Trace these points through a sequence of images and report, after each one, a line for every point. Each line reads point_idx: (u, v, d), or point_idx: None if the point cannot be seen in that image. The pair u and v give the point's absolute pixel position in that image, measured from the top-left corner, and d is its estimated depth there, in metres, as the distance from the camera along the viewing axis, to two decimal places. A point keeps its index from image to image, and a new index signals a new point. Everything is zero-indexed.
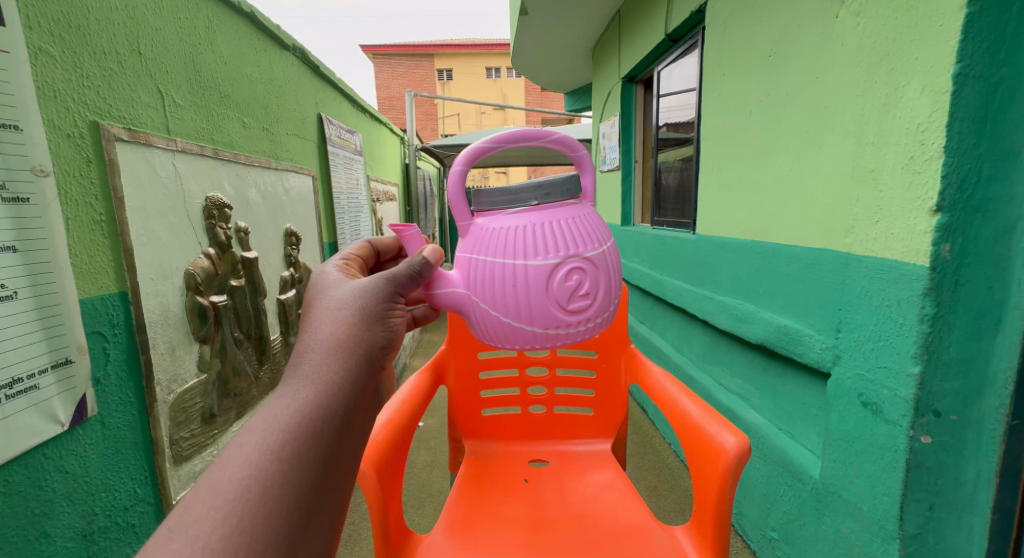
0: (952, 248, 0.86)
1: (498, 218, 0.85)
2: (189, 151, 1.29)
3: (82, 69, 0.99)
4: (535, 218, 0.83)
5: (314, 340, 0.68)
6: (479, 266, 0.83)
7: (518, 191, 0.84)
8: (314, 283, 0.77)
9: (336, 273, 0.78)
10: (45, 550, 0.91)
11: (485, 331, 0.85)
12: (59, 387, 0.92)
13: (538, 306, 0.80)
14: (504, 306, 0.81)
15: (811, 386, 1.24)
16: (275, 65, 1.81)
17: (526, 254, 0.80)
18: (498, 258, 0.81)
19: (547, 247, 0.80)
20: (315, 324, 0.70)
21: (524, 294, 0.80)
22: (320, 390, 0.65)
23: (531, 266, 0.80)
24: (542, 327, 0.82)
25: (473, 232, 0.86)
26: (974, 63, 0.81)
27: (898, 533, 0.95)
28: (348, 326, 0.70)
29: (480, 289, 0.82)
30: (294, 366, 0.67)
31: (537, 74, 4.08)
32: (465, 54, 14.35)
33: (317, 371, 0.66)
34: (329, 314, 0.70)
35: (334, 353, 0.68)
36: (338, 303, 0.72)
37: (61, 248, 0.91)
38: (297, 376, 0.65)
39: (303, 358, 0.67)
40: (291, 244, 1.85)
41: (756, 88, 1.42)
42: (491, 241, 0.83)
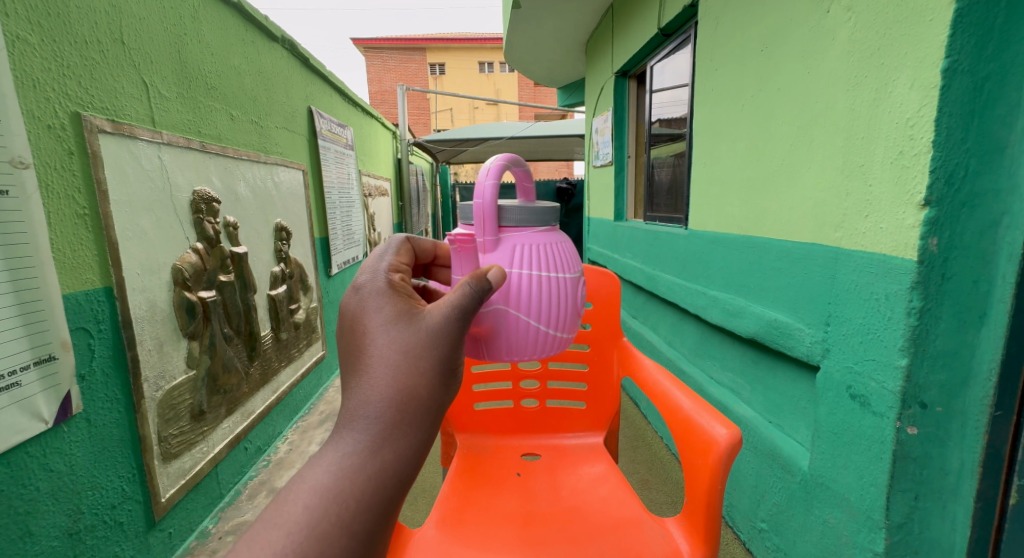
0: (939, 243, 0.87)
1: (532, 235, 0.80)
2: (175, 144, 1.27)
3: (63, 58, 0.97)
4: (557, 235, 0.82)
5: (384, 392, 0.63)
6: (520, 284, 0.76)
7: (545, 211, 0.82)
8: (372, 308, 0.68)
9: (395, 298, 0.69)
10: (30, 549, 0.90)
11: (516, 350, 0.79)
12: (42, 384, 0.90)
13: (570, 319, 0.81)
14: (546, 322, 0.78)
15: (800, 380, 1.25)
16: (263, 56, 1.79)
17: (562, 269, 0.79)
18: (546, 271, 0.78)
19: (572, 261, 0.82)
20: (384, 372, 0.64)
21: (565, 309, 0.79)
22: (392, 452, 0.62)
23: (571, 280, 0.80)
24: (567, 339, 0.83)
25: (504, 248, 0.78)
26: (962, 58, 0.81)
27: (884, 523, 0.97)
28: (421, 380, 0.65)
29: (527, 306, 0.77)
30: (362, 420, 0.62)
31: (530, 68, 4.06)
32: (457, 48, 14.26)
33: (390, 429, 0.62)
34: (399, 361, 0.65)
35: (406, 409, 0.64)
36: (410, 347, 0.66)
37: (43, 242, 0.90)
38: (364, 437, 0.61)
39: (372, 411, 0.63)
40: (282, 239, 1.83)
41: (747, 82, 1.42)
42: (535, 256, 0.78)
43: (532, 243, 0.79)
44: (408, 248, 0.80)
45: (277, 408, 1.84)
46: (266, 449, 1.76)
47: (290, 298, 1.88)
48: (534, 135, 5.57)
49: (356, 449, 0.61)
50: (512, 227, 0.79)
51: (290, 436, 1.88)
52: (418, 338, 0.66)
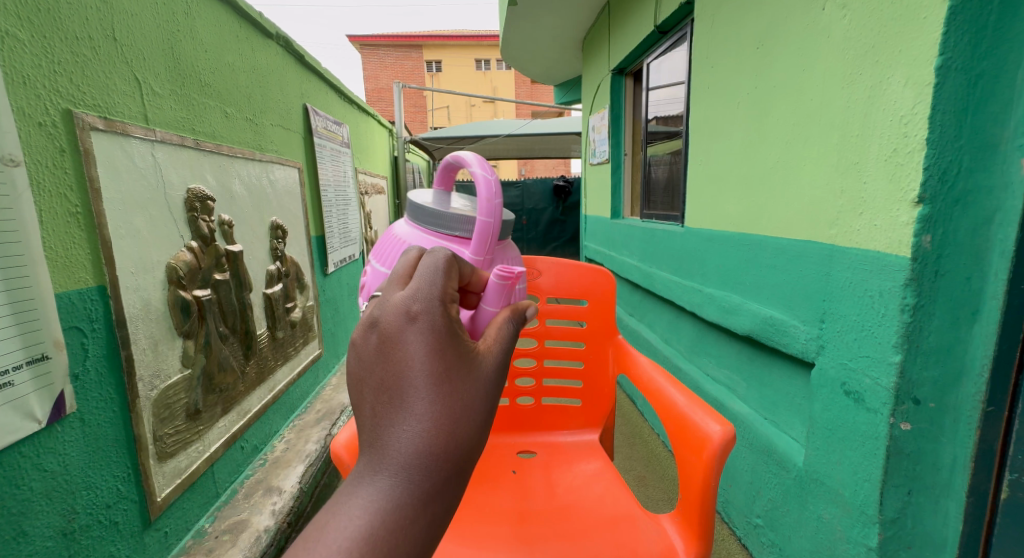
0: (932, 240, 0.87)
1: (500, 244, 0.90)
2: (169, 141, 1.26)
3: (53, 55, 0.96)
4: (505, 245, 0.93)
5: (440, 443, 0.58)
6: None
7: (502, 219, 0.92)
8: (427, 345, 0.60)
9: (454, 331, 0.62)
10: (24, 550, 0.90)
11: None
12: (35, 384, 0.89)
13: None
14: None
15: (796, 376, 1.26)
16: (258, 53, 1.78)
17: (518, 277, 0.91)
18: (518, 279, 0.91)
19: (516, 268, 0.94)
20: (441, 419, 0.58)
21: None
22: (444, 504, 0.57)
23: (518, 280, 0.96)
24: None
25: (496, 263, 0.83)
26: (956, 56, 0.81)
27: (878, 518, 0.97)
28: (478, 428, 0.60)
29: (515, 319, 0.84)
30: (417, 476, 0.56)
31: (527, 66, 4.07)
32: (454, 46, 14.23)
33: (443, 485, 0.57)
34: (460, 407, 0.59)
35: (461, 461, 0.59)
36: (469, 394, 0.60)
37: (34, 240, 0.89)
38: (417, 487, 0.56)
39: (427, 466, 0.57)
40: (278, 238, 1.83)
41: (743, 80, 1.42)
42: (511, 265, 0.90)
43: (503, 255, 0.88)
44: (455, 268, 0.66)
45: (273, 407, 1.83)
46: (263, 448, 1.75)
47: (286, 296, 1.88)
48: (531, 133, 5.57)
49: (409, 501, 0.55)
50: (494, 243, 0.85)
51: (286, 435, 1.88)
52: (474, 385, 0.61)
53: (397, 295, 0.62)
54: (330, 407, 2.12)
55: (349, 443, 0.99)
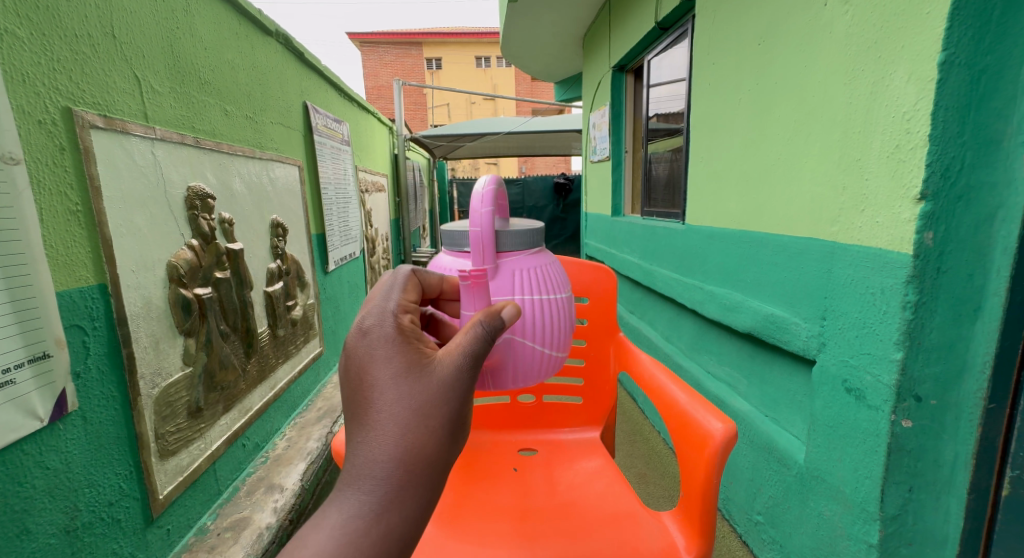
0: (934, 237, 0.87)
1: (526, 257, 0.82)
2: (169, 139, 1.26)
3: (52, 53, 0.96)
4: (546, 255, 0.85)
5: (393, 454, 0.63)
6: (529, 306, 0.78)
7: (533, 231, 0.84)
8: (381, 359, 0.66)
9: (405, 346, 0.67)
10: (27, 547, 0.90)
11: (527, 369, 0.80)
12: (37, 382, 0.89)
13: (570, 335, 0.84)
14: (556, 341, 0.81)
15: (797, 374, 1.26)
16: (258, 51, 1.77)
17: (559, 285, 0.82)
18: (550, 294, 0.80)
19: (564, 278, 0.85)
20: (394, 431, 0.63)
21: (566, 323, 0.82)
22: (400, 513, 0.61)
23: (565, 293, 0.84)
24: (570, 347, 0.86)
25: (506, 272, 0.79)
26: (959, 51, 0.81)
27: (879, 515, 0.97)
28: (432, 440, 0.64)
29: (536, 328, 0.78)
30: (373, 485, 0.61)
31: (528, 63, 4.06)
32: (454, 43, 14.19)
33: (397, 493, 0.62)
34: (409, 419, 0.64)
35: (416, 470, 0.63)
36: (421, 405, 0.65)
37: (35, 238, 0.89)
38: (372, 495, 0.61)
39: (381, 476, 0.62)
40: (278, 236, 1.83)
41: (744, 77, 1.42)
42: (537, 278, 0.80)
43: (529, 263, 0.81)
44: (413, 282, 0.75)
45: (274, 405, 1.83)
46: (264, 446, 1.76)
47: (287, 295, 1.88)
48: (531, 130, 5.55)
49: (363, 510, 0.60)
50: (507, 252, 0.80)
51: (288, 432, 1.88)
52: (426, 398, 0.65)
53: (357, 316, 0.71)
54: (332, 406, 2.12)
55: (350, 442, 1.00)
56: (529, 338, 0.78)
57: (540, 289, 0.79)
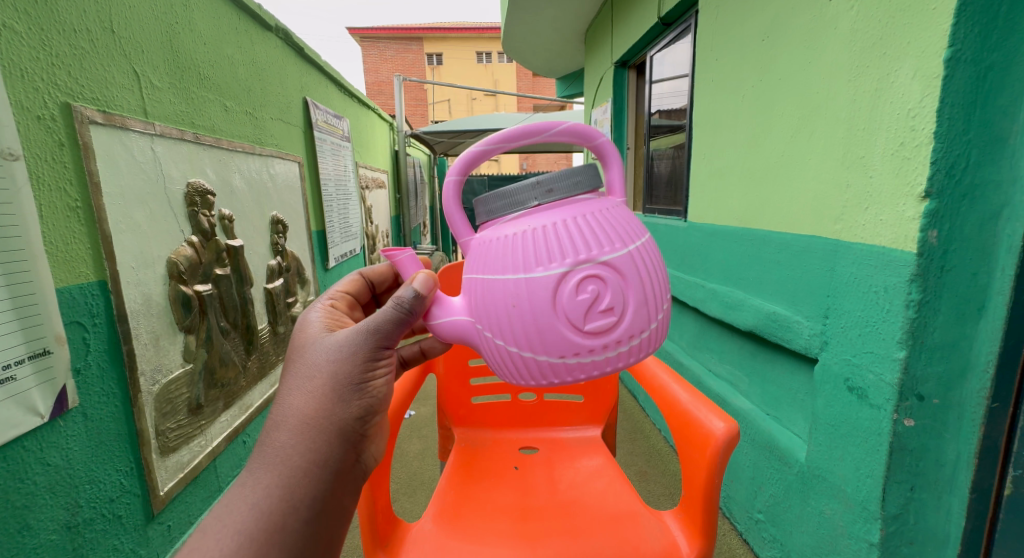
0: (939, 235, 0.86)
1: (497, 227, 0.73)
2: (169, 135, 1.25)
3: (51, 47, 0.95)
4: (538, 220, 0.70)
5: (280, 417, 0.67)
6: (481, 286, 0.72)
7: (516, 192, 0.73)
8: (291, 339, 0.74)
9: (313, 325, 0.75)
10: (29, 543, 0.90)
11: (500, 364, 0.72)
12: (37, 379, 0.89)
13: (554, 328, 0.68)
14: (523, 335, 0.69)
15: (798, 372, 1.26)
16: (257, 46, 1.76)
17: (532, 260, 0.68)
18: (500, 275, 0.69)
19: (552, 251, 0.67)
20: (284, 396, 0.69)
21: (537, 311, 0.68)
22: (284, 477, 0.65)
23: (535, 279, 0.68)
24: (557, 351, 0.68)
25: (474, 247, 0.75)
26: (965, 48, 0.80)
27: (880, 514, 0.97)
28: (320, 406, 0.68)
29: (480, 310, 0.72)
30: (260, 447, 0.66)
31: (529, 59, 4.04)
32: (454, 39, 14.12)
33: (281, 457, 0.66)
34: (299, 388, 0.69)
35: (301, 433, 0.67)
36: (311, 370, 0.69)
37: (35, 236, 0.89)
38: (262, 461, 0.65)
39: (267, 440, 0.66)
40: (278, 232, 1.82)
41: (748, 73, 1.40)
42: (491, 254, 0.71)
43: (498, 234, 0.72)
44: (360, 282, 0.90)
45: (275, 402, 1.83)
46: None
47: (287, 292, 1.88)
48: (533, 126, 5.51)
49: (251, 476, 0.65)
50: (483, 223, 0.76)
51: None
52: (316, 364, 0.70)
53: None
54: None
55: None
56: (486, 327, 0.71)
57: (498, 267, 0.70)
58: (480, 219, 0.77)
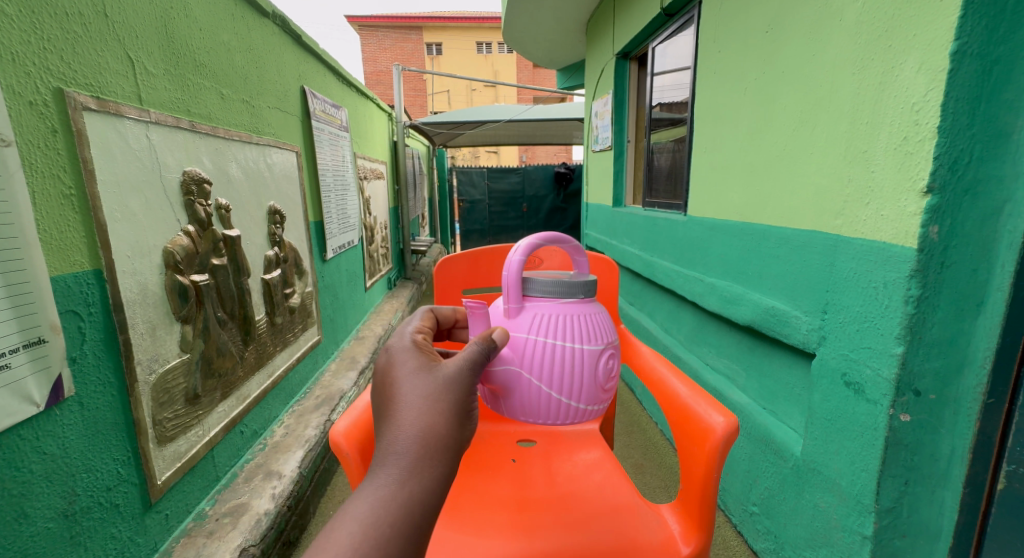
0: (939, 230, 0.86)
1: (553, 307, 0.88)
2: (164, 123, 1.24)
3: (42, 31, 0.93)
4: (582, 308, 0.89)
5: (413, 424, 0.62)
6: (540, 350, 0.87)
7: (572, 284, 0.89)
8: (403, 359, 0.70)
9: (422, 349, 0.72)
10: (26, 531, 0.90)
11: (533, 408, 0.91)
12: (33, 367, 0.89)
13: (588, 385, 0.90)
14: (565, 390, 0.89)
15: (795, 366, 1.26)
16: (253, 33, 1.73)
17: (581, 339, 0.87)
18: (562, 344, 0.86)
19: (596, 334, 0.88)
20: (414, 405, 0.64)
21: (577, 375, 0.89)
22: (423, 484, 0.58)
23: (587, 352, 0.88)
24: (584, 402, 0.92)
25: (528, 314, 0.89)
26: (972, 41, 0.79)
27: (874, 507, 0.98)
28: (450, 417, 0.64)
29: (539, 367, 0.88)
30: (391, 456, 0.59)
31: (530, 49, 4.00)
32: (455, 28, 13.98)
33: (420, 463, 0.60)
34: (431, 396, 0.65)
35: (436, 441, 0.62)
36: (440, 384, 0.66)
37: (29, 223, 0.87)
38: (399, 465, 0.58)
39: (404, 445, 0.60)
40: (275, 223, 1.81)
41: (752, 65, 1.39)
42: (553, 327, 0.87)
43: (555, 313, 0.88)
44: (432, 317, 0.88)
45: (273, 393, 1.83)
46: (263, 432, 1.76)
47: (285, 283, 1.87)
48: (532, 118, 5.47)
49: (391, 480, 0.57)
50: (534, 296, 0.89)
51: (286, 420, 1.88)
52: (438, 381, 0.66)
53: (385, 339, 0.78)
54: (330, 393, 2.12)
55: (352, 430, 0.82)
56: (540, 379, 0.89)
57: (554, 341, 0.86)
58: (531, 294, 0.89)
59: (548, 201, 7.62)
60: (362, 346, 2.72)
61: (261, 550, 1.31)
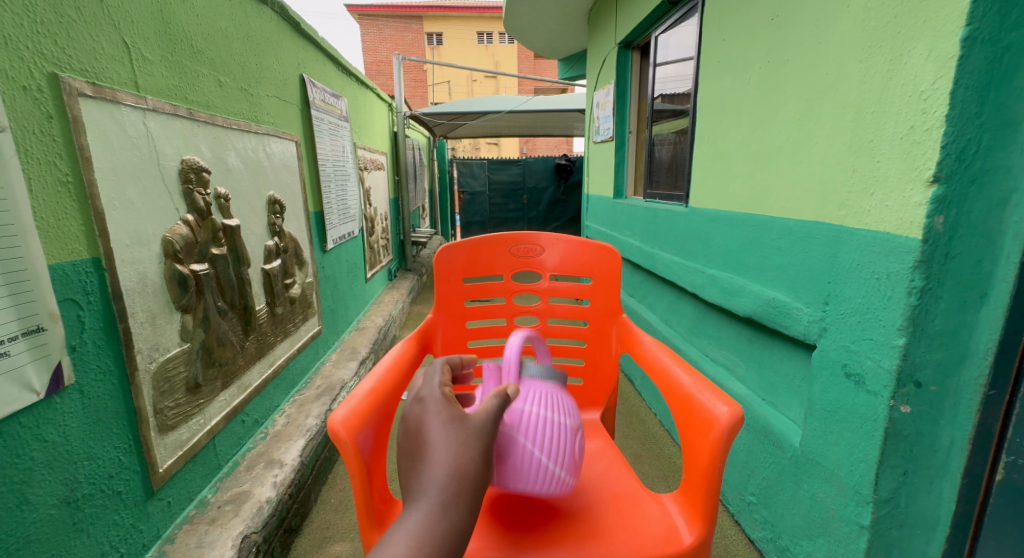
0: (945, 221, 0.85)
1: (547, 383, 0.94)
2: (162, 110, 1.23)
3: (36, 15, 0.91)
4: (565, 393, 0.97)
5: (451, 456, 0.62)
6: (540, 414, 0.87)
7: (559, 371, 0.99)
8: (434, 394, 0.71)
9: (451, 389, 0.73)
10: (29, 517, 0.90)
11: (529, 482, 0.85)
12: (31, 355, 0.88)
13: (575, 460, 0.89)
14: (558, 460, 0.86)
15: (796, 358, 1.26)
16: (251, 19, 1.71)
17: (571, 416, 0.92)
18: (559, 414, 0.89)
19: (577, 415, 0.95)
20: (451, 440, 0.64)
21: (570, 446, 0.88)
22: (462, 513, 0.58)
23: (576, 428, 0.91)
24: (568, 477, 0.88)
25: (525, 386, 0.91)
26: (983, 26, 0.78)
27: (872, 497, 0.98)
28: (483, 451, 0.65)
29: (539, 428, 0.86)
30: (430, 487, 0.59)
31: (531, 39, 3.96)
32: (456, 18, 13.85)
33: (459, 492, 0.60)
34: (465, 431, 0.66)
35: (471, 474, 0.62)
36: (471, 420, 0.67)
37: (25, 211, 0.87)
38: (439, 494, 0.58)
39: (442, 475, 0.60)
40: (275, 213, 1.80)
41: (756, 53, 1.37)
42: (551, 399, 0.91)
43: (550, 390, 0.92)
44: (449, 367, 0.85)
45: (275, 382, 1.84)
46: (264, 422, 1.77)
47: (284, 273, 1.87)
48: (533, 109, 5.44)
49: (432, 507, 0.57)
50: (529, 374, 0.95)
51: (287, 409, 1.88)
52: (470, 420, 0.67)
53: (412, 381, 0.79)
54: (331, 383, 2.12)
55: (350, 417, 0.82)
56: (540, 440, 0.85)
57: (554, 408, 0.89)
58: (526, 373, 0.95)
59: (549, 193, 7.59)
60: (362, 337, 2.73)
61: (263, 537, 1.32)
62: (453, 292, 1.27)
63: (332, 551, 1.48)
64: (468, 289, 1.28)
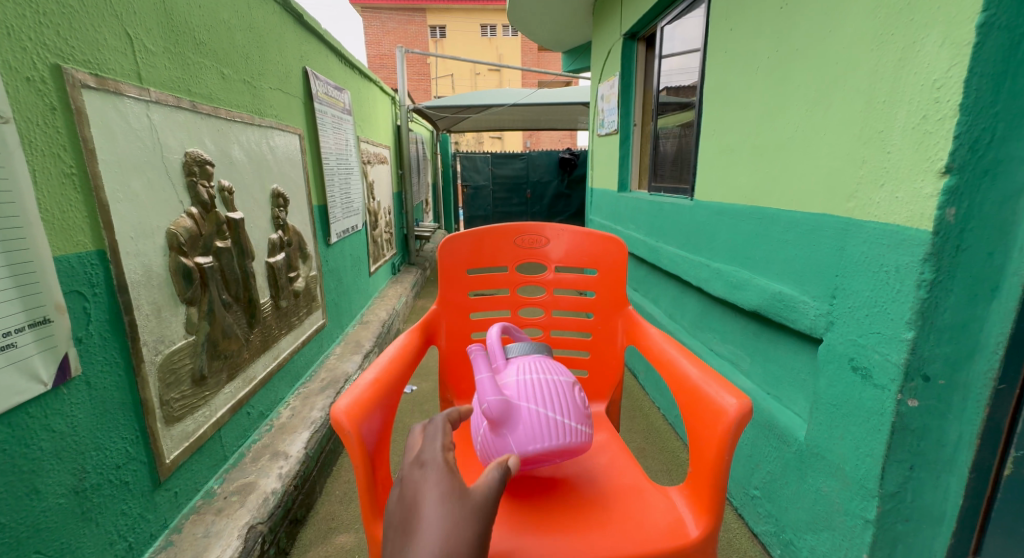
0: (956, 213, 0.84)
1: (535, 356, 1.02)
2: (165, 103, 1.22)
3: (38, 6, 0.91)
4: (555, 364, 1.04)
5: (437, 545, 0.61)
6: (536, 379, 0.94)
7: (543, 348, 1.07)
8: (434, 466, 0.70)
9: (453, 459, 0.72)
10: (38, 506, 0.91)
11: (548, 441, 0.88)
12: (38, 346, 0.89)
13: (582, 413, 0.94)
14: (566, 413, 0.91)
15: (801, 351, 1.25)
16: (254, 11, 1.70)
17: (565, 375, 0.98)
18: (553, 375, 0.96)
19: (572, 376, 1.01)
20: (439, 526, 0.63)
21: (572, 399, 0.93)
22: None
23: (574, 385, 0.97)
24: (582, 431, 0.92)
25: (515, 364, 0.99)
26: (999, 13, 0.76)
27: (878, 491, 0.97)
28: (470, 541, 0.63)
29: (540, 389, 0.92)
30: None
31: (536, 31, 3.94)
32: (459, 10, 13.76)
33: None
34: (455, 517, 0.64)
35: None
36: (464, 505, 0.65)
37: (29, 203, 0.87)
38: None
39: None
40: (278, 206, 1.80)
41: (764, 43, 1.35)
42: (542, 365, 0.98)
43: (540, 359, 1.00)
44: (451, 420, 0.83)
45: (280, 375, 1.84)
46: (269, 414, 1.77)
47: (289, 266, 1.87)
48: (537, 102, 5.41)
49: None
50: (516, 355, 1.03)
51: (292, 402, 1.89)
52: (464, 504, 0.65)
53: (416, 434, 0.79)
54: (335, 376, 2.13)
55: (352, 408, 0.81)
56: (543, 400, 0.90)
57: (546, 372, 0.96)
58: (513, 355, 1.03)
59: (553, 187, 7.57)
60: (366, 330, 2.73)
61: (269, 527, 1.33)
62: (457, 284, 1.27)
63: (337, 542, 1.49)
64: (472, 281, 1.28)
